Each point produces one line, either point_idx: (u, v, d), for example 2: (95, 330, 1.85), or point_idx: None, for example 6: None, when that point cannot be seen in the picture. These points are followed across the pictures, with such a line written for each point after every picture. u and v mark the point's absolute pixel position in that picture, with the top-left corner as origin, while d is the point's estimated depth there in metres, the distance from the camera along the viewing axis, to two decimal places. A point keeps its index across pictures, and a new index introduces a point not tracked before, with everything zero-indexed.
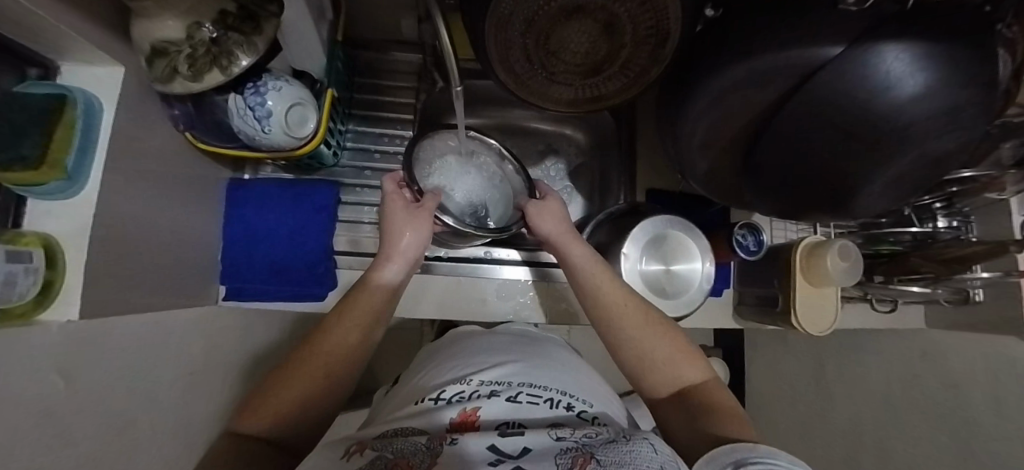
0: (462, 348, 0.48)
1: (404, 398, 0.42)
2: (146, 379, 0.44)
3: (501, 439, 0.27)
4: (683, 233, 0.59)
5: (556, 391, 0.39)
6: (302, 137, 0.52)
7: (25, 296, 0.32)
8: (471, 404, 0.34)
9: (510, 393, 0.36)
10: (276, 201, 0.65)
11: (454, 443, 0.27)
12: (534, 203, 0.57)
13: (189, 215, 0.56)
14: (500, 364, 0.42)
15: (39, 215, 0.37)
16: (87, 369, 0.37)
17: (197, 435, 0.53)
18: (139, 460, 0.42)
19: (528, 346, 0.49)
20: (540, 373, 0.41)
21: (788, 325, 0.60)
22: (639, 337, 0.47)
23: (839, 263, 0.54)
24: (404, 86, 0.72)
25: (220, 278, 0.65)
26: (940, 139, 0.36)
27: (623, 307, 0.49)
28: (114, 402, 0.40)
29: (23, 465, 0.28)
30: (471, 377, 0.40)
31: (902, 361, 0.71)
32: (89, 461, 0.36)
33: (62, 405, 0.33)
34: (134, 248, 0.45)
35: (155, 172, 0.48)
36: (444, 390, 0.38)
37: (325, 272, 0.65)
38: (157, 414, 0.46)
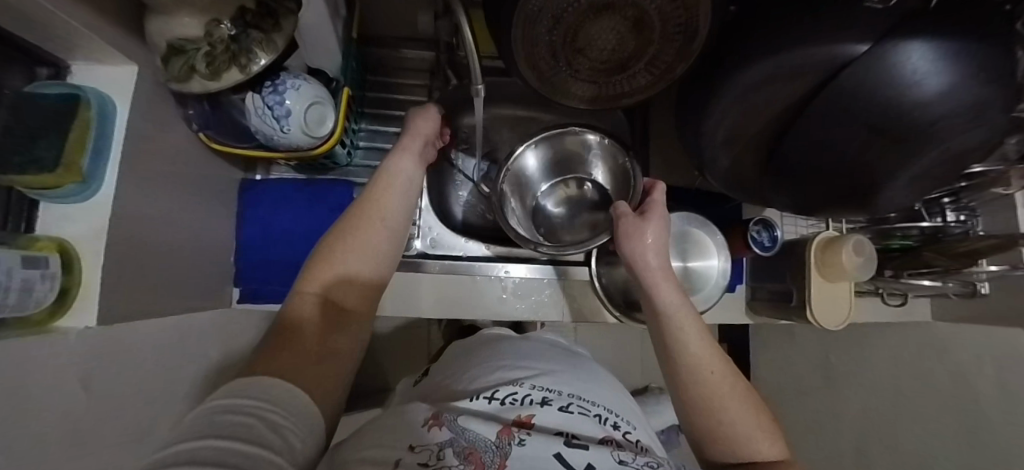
0: (505, 350, 0.49)
1: (442, 393, 0.43)
2: (157, 385, 0.43)
3: (566, 449, 0.30)
4: (700, 230, 0.59)
5: (603, 407, 0.40)
6: (320, 137, 0.51)
7: (42, 303, 0.31)
8: (525, 411, 0.35)
9: (562, 402, 0.38)
10: (291, 201, 0.64)
11: (521, 443, 0.30)
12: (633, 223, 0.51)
13: (201, 216, 0.54)
14: (550, 374, 0.44)
15: (53, 221, 0.36)
16: (103, 379, 0.36)
17: None
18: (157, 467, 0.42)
19: (569, 358, 0.51)
20: (584, 388, 0.43)
21: (803, 320, 0.60)
22: (710, 395, 0.40)
23: (855, 258, 0.55)
24: (416, 84, 0.71)
25: (234, 280, 0.63)
26: (965, 135, 0.36)
27: (704, 358, 0.42)
28: (129, 410, 0.39)
29: None
30: (524, 380, 0.41)
31: (911, 354, 0.72)
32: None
33: (83, 413, 0.33)
34: (151, 253, 0.44)
35: (169, 174, 0.47)
36: (498, 390, 0.39)
37: None
38: (171, 423, 0.45)
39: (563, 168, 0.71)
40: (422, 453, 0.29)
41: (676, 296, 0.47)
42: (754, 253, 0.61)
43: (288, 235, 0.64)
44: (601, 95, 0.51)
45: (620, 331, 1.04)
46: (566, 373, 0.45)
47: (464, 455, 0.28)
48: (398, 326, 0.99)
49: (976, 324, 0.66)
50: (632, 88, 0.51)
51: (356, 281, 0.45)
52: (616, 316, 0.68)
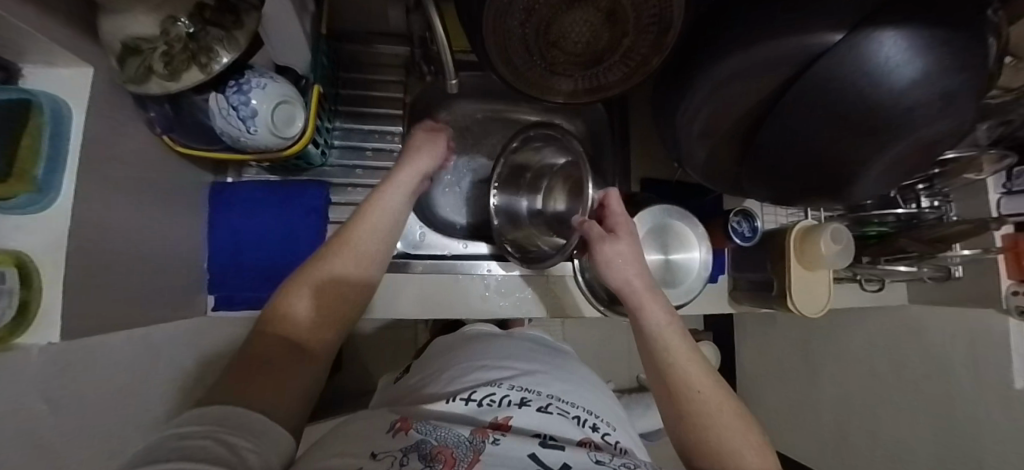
0: (479, 350, 0.50)
1: (414, 398, 0.44)
2: (126, 399, 0.42)
3: (540, 449, 0.30)
4: (681, 223, 0.58)
5: (583, 409, 0.41)
6: (290, 137, 0.49)
7: (1, 318, 0.30)
8: (502, 414, 0.36)
9: (541, 403, 0.38)
10: (263, 205, 0.61)
11: (496, 442, 0.30)
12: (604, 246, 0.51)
13: (171, 222, 0.53)
14: (529, 374, 0.44)
15: (5, 233, 0.33)
16: (65, 397, 0.34)
17: None
18: None
19: (549, 355, 0.52)
20: (564, 389, 0.43)
21: (784, 308, 0.61)
22: (697, 403, 0.40)
23: (832, 246, 0.56)
24: (391, 81, 0.69)
25: (209, 287, 0.62)
26: (934, 124, 0.37)
27: (688, 367, 0.43)
28: (95, 426, 0.37)
29: None
30: (502, 381, 0.42)
31: (889, 337, 0.74)
32: None
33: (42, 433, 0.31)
34: (116, 262, 0.43)
35: (131, 179, 0.45)
36: (475, 391, 0.39)
37: None
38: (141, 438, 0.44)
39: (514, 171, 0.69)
40: (384, 459, 0.28)
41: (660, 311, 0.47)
42: (735, 244, 0.62)
43: (262, 239, 0.62)
44: (579, 89, 0.50)
45: (605, 323, 1.05)
46: (548, 375, 0.45)
47: (431, 456, 0.28)
48: (381, 325, 0.98)
49: (949, 307, 0.67)
50: (609, 81, 0.50)
51: (335, 296, 0.44)
52: (600, 309, 0.68)
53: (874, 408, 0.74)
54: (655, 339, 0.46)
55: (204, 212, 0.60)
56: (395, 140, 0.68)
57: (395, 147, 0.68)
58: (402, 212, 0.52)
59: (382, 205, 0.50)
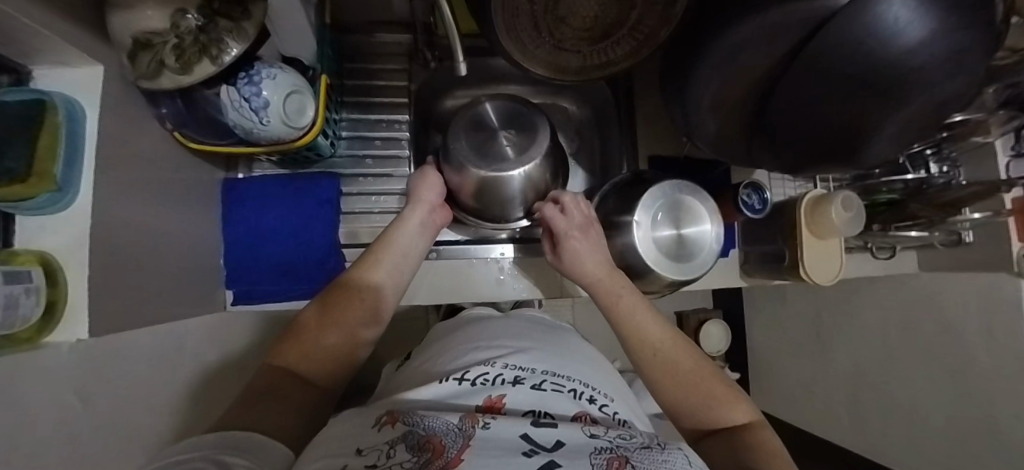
0: (472, 334, 0.53)
1: (420, 376, 0.47)
2: (153, 394, 0.43)
3: (533, 429, 0.31)
4: (692, 197, 0.58)
5: (579, 382, 0.44)
6: (301, 128, 0.49)
7: (30, 319, 0.31)
8: (496, 391, 0.38)
9: (535, 381, 0.41)
10: (276, 199, 0.62)
11: (485, 426, 0.30)
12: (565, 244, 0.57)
13: (188, 220, 0.53)
14: (523, 352, 0.47)
15: (33, 233, 0.35)
16: (97, 391, 0.35)
17: None
18: None
19: (549, 335, 0.55)
20: (561, 364, 0.46)
21: (796, 278, 0.61)
22: (681, 374, 0.44)
23: (844, 214, 0.56)
24: (394, 69, 0.69)
25: (225, 282, 0.61)
26: (946, 81, 0.36)
27: (667, 342, 0.47)
28: (126, 421, 0.38)
29: None
30: (496, 360, 0.44)
31: (899, 304, 0.74)
32: None
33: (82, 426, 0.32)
34: (137, 260, 0.43)
35: (146, 178, 0.46)
36: (468, 371, 0.42)
37: (334, 266, 0.62)
38: (172, 431, 0.45)
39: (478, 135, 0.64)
40: (369, 453, 0.28)
41: (631, 294, 0.51)
42: (745, 216, 0.62)
43: (276, 234, 0.62)
44: (588, 64, 0.53)
45: None
46: (540, 351, 0.48)
47: (420, 446, 0.27)
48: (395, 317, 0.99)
49: (960, 272, 0.68)
50: (618, 55, 0.53)
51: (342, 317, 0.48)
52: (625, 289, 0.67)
53: (886, 376, 0.75)
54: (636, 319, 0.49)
55: (218, 208, 0.61)
56: (403, 128, 0.68)
57: (403, 135, 0.68)
58: (415, 245, 0.57)
59: (394, 240, 0.55)
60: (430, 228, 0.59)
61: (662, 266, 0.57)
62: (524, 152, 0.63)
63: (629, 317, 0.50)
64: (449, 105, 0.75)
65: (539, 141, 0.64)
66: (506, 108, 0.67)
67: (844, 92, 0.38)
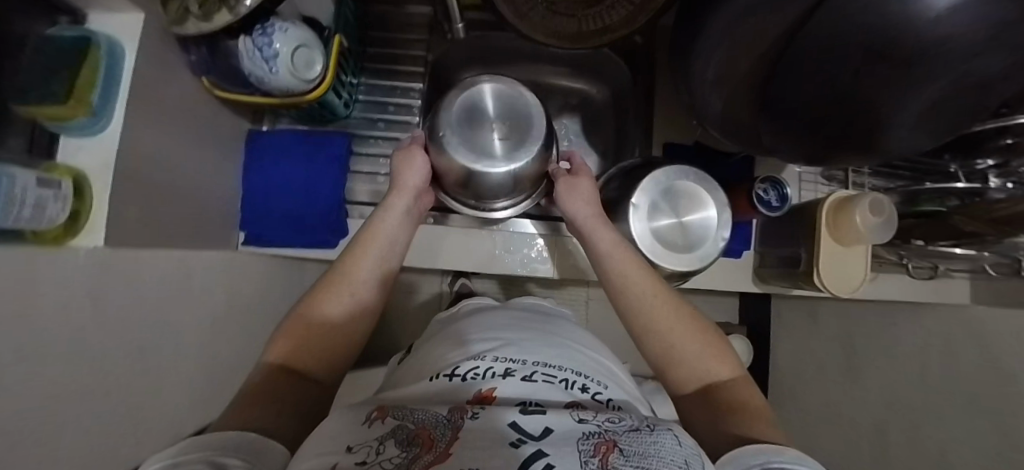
0: (470, 325, 0.53)
1: (417, 371, 0.47)
2: (173, 310, 0.48)
3: (521, 417, 0.28)
4: (697, 184, 0.55)
5: (572, 371, 0.42)
6: (311, 81, 0.53)
7: (54, 221, 0.36)
8: (487, 385, 0.38)
9: (526, 372, 0.40)
10: (292, 152, 0.66)
11: (474, 417, 0.27)
12: (568, 183, 0.57)
13: (211, 163, 0.59)
14: (515, 345, 0.45)
15: (71, 151, 0.40)
16: (114, 295, 0.39)
17: (222, 371, 0.57)
18: (165, 383, 0.46)
19: (541, 324, 0.54)
20: (553, 354, 0.45)
21: (811, 286, 0.56)
22: (669, 338, 0.45)
23: (871, 218, 0.50)
24: (415, 40, 0.72)
25: (239, 224, 0.66)
26: (987, 57, 0.31)
27: (658, 306, 0.47)
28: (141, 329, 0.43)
29: (53, 371, 0.31)
30: (486, 354, 0.43)
31: (942, 336, 0.66)
32: (116, 377, 0.39)
33: (91, 321, 0.36)
34: (158, 193, 0.49)
35: (175, 120, 0.51)
36: (458, 366, 0.41)
37: (336, 219, 0.66)
38: (187, 349, 0.50)
39: (470, 121, 0.61)
40: (359, 450, 0.24)
41: (613, 241, 0.51)
42: (761, 214, 0.58)
43: (287, 186, 0.66)
44: (585, 30, 0.52)
45: None
46: (533, 342, 0.47)
47: (409, 440, 0.24)
48: (410, 288, 1.04)
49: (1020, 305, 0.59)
50: (614, 21, 0.51)
51: (328, 317, 0.50)
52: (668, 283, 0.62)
53: None
54: (628, 288, 0.49)
55: (240, 154, 0.66)
56: (415, 96, 0.71)
57: (416, 102, 0.72)
58: (400, 234, 0.59)
59: (379, 228, 0.57)
60: (413, 213, 0.62)
61: (666, 258, 0.54)
62: (521, 144, 0.62)
63: (623, 281, 0.49)
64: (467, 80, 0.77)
65: (534, 132, 0.62)
66: (481, 87, 0.62)
67: (856, 65, 0.34)
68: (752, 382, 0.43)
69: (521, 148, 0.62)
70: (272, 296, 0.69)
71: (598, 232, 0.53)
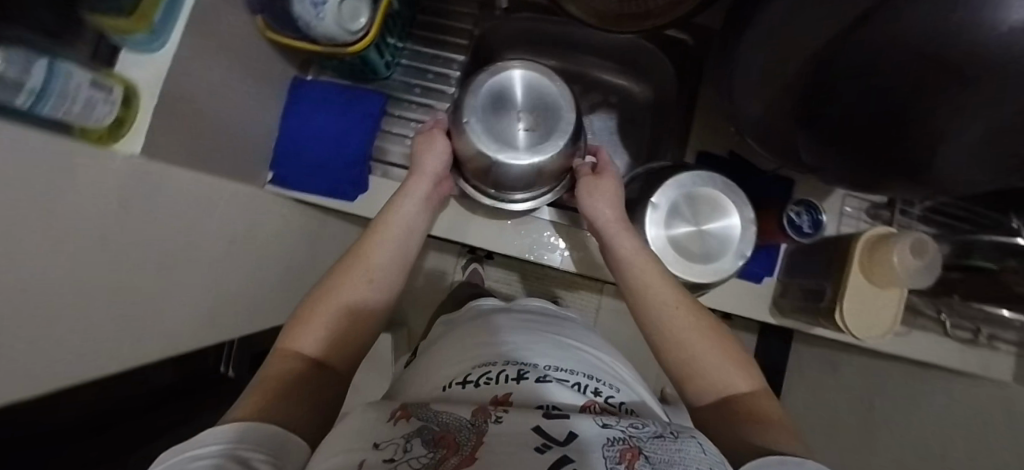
0: (482, 326, 0.54)
1: (431, 371, 0.48)
2: (201, 227, 0.51)
3: (546, 422, 0.30)
4: (723, 193, 0.53)
5: (584, 375, 0.44)
6: (354, 33, 0.55)
7: (102, 121, 0.39)
8: (501, 390, 0.39)
9: (539, 374, 0.41)
10: (330, 103, 0.69)
11: (496, 421, 0.30)
12: (590, 181, 0.55)
13: (257, 102, 0.62)
14: (526, 349, 0.47)
15: (128, 64, 0.43)
16: (149, 201, 0.43)
17: (237, 297, 0.60)
18: (182, 295, 0.49)
19: (548, 326, 0.55)
20: (564, 359, 0.46)
21: (831, 324, 0.52)
22: (686, 346, 0.43)
23: (910, 261, 0.46)
24: (465, 13, 0.74)
25: (270, 164, 0.69)
26: None
27: (676, 314, 0.45)
28: (169, 240, 0.46)
29: (79, 256, 0.34)
30: (498, 358, 0.44)
31: (970, 406, 0.60)
32: (137, 278, 0.42)
33: (127, 222, 0.40)
34: (200, 119, 0.52)
35: (226, 55, 0.54)
36: (470, 373, 0.43)
37: (359, 172, 0.68)
38: (208, 268, 0.53)
39: (493, 109, 0.62)
40: (387, 447, 0.28)
41: (632, 242, 0.50)
42: (791, 239, 0.55)
43: (320, 135, 0.68)
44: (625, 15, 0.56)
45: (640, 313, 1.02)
46: (543, 346, 0.48)
47: (435, 441, 0.27)
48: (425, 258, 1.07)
49: None
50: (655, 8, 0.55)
51: (348, 306, 0.51)
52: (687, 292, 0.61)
53: None
54: (647, 291, 0.47)
55: (283, 98, 0.69)
56: (454, 67, 0.73)
57: (453, 73, 0.73)
58: (418, 219, 0.61)
59: (399, 211, 0.59)
60: (433, 197, 0.64)
61: (682, 270, 0.52)
62: (544, 134, 0.62)
63: (640, 284, 0.48)
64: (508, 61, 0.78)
65: (558, 123, 0.62)
66: (500, 83, 0.63)
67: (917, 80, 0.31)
68: (771, 396, 0.40)
69: (545, 138, 0.61)
70: (296, 238, 0.73)
71: (619, 234, 0.52)
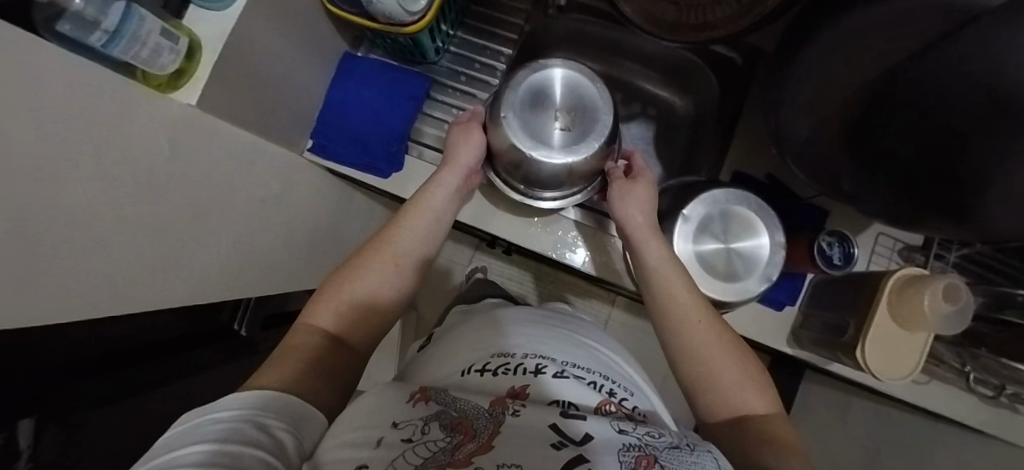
0: (501, 318, 0.54)
1: (448, 356, 0.48)
2: (241, 182, 0.53)
3: (563, 419, 0.30)
4: (756, 213, 0.52)
5: (600, 375, 0.44)
6: (413, 13, 0.54)
7: (164, 69, 0.42)
8: (519, 382, 0.39)
9: (557, 370, 0.41)
10: (375, 80, 0.70)
11: (515, 413, 0.31)
12: (623, 184, 0.55)
13: (309, 71, 0.65)
14: (543, 343, 0.47)
15: (196, 18, 0.46)
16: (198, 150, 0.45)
17: (268, 254, 0.62)
18: (217, 243, 0.51)
19: (566, 324, 0.54)
20: (581, 357, 0.46)
21: (853, 362, 0.51)
22: (706, 361, 0.43)
23: (942, 307, 0.44)
24: (519, 8, 0.75)
25: (312, 132, 0.69)
26: None
27: (700, 328, 0.45)
28: (211, 188, 0.47)
29: (121, 189, 0.35)
30: (516, 350, 0.44)
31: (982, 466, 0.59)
32: (177, 220, 0.44)
33: (175, 165, 0.41)
34: (254, 81, 0.54)
35: (284, 22, 0.55)
36: (489, 363, 0.43)
37: (396, 150, 0.69)
38: (244, 220, 0.55)
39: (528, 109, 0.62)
40: (405, 427, 0.29)
41: (660, 248, 0.50)
42: (820, 270, 0.53)
43: (363, 110, 0.70)
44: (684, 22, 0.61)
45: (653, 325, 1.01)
46: (561, 342, 0.48)
47: (452, 427, 0.28)
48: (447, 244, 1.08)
49: None
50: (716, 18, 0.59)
51: (369, 288, 0.52)
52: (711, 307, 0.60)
53: None
54: (672, 300, 0.47)
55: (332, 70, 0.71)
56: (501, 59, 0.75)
57: (500, 65, 0.75)
58: (446, 209, 0.62)
59: (429, 198, 0.60)
60: (463, 187, 0.64)
61: (715, 287, 0.52)
62: (579, 133, 0.62)
63: (667, 292, 0.48)
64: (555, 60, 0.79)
65: (592, 121, 0.62)
66: (533, 82, 0.63)
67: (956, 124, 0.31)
68: (788, 422, 0.40)
69: (581, 137, 0.61)
70: (328, 206, 0.75)
71: (648, 240, 0.51)
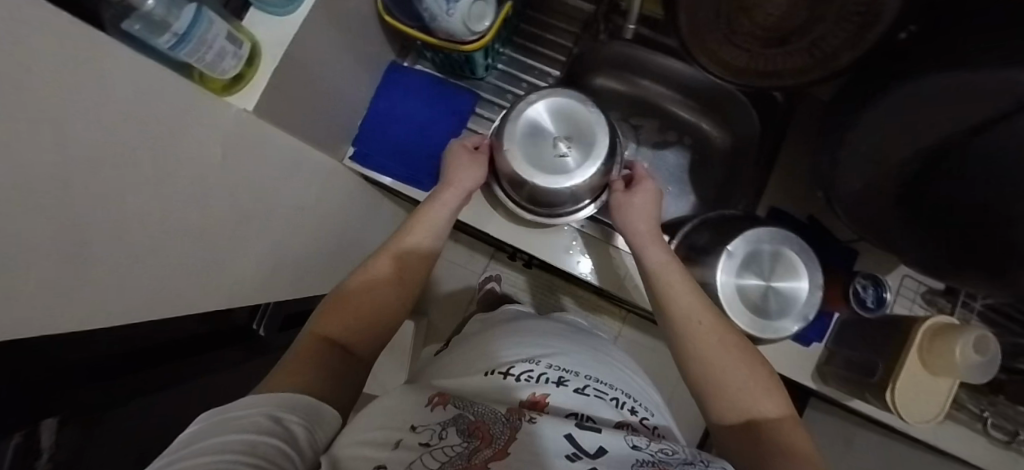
0: (518, 326, 0.54)
1: (471, 358, 0.49)
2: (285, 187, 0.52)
3: (576, 431, 0.31)
4: (796, 255, 0.54)
5: (622, 392, 0.44)
6: (476, 33, 0.56)
7: (225, 74, 0.40)
8: (540, 390, 0.40)
9: (578, 385, 0.42)
10: (421, 93, 0.72)
11: (532, 421, 0.31)
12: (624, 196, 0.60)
13: (355, 78, 0.64)
14: (560, 352, 0.47)
15: (256, 23, 0.45)
16: (249, 157, 0.44)
17: (300, 258, 0.62)
18: (257, 248, 0.51)
19: (583, 336, 0.55)
20: (603, 372, 0.46)
21: (879, 402, 0.52)
22: (719, 370, 0.44)
23: (972, 357, 0.46)
24: (568, 31, 0.77)
25: (354, 140, 0.70)
26: None
27: (712, 339, 0.46)
28: (258, 193, 0.47)
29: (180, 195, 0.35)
30: (540, 359, 0.45)
31: None
32: (225, 226, 0.43)
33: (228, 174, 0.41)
34: (305, 87, 0.53)
35: (338, 30, 0.55)
36: (513, 366, 0.43)
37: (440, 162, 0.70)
38: (284, 225, 0.55)
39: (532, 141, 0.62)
40: (423, 431, 0.30)
41: (662, 254, 0.54)
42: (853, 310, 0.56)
43: (408, 121, 0.71)
44: None
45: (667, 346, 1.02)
46: (579, 353, 0.48)
47: (469, 431, 0.29)
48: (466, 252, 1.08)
49: None
50: None
51: (375, 295, 0.52)
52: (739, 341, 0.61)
53: None
54: (684, 311, 0.49)
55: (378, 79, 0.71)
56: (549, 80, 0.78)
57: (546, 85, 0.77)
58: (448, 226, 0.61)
59: (432, 212, 0.60)
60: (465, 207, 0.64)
61: (743, 319, 0.53)
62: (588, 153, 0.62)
63: (670, 299, 0.50)
64: (597, 83, 0.77)
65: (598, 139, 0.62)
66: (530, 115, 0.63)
67: None
68: (801, 426, 0.41)
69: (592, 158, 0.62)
70: (359, 210, 0.75)
71: (649, 247, 0.56)
